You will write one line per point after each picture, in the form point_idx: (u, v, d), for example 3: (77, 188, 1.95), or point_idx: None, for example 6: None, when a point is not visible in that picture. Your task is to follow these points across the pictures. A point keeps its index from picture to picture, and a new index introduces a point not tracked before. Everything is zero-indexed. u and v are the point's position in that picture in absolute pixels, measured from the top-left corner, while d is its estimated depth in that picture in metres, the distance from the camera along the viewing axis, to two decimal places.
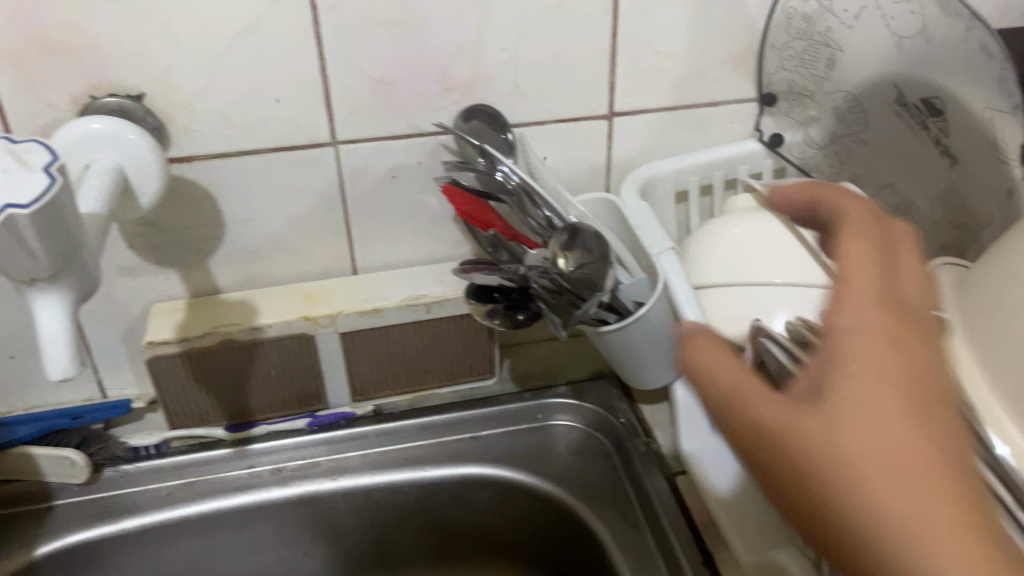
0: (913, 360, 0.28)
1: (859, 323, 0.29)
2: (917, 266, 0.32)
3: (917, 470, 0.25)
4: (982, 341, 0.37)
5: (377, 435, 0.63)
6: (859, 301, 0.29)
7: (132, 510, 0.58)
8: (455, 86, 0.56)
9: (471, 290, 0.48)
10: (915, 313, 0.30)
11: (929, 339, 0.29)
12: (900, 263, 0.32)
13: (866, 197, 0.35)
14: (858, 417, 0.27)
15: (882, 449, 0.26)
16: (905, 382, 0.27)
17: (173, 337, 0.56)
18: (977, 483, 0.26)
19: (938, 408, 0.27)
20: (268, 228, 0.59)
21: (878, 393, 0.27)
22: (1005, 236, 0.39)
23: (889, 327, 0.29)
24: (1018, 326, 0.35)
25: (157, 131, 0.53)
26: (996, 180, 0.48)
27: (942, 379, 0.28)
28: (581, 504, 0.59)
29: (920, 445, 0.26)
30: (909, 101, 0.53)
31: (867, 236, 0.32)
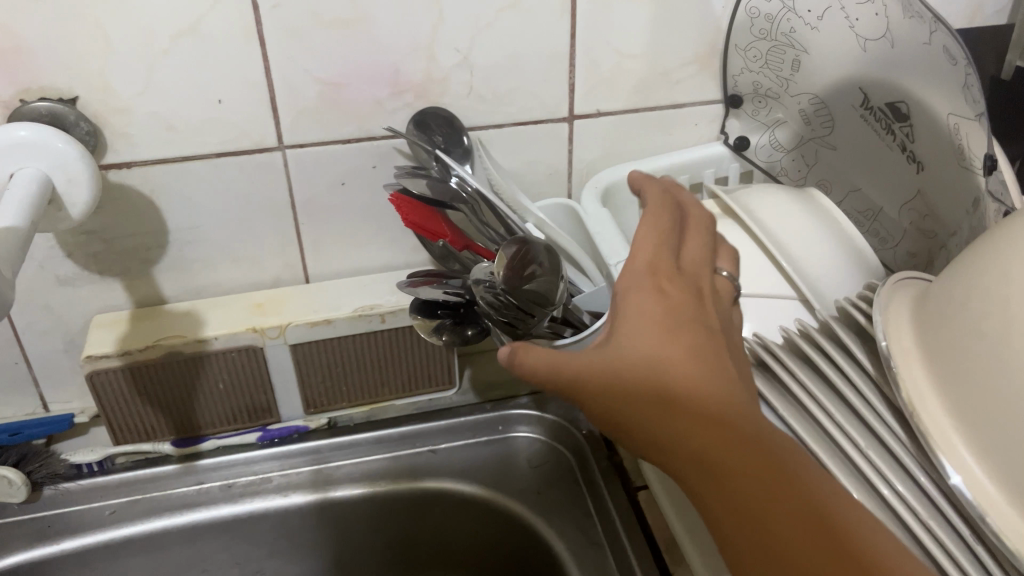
0: (676, 308, 0.36)
1: (645, 287, 0.37)
2: (699, 245, 0.41)
3: (666, 376, 0.34)
4: (943, 363, 0.35)
5: (331, 449, 0.61)
6: (633, 270, 0.38)
7: (74, 530, 0.56)
8: (407, 88, 0.53)
9: (415, 305, 0.47)
10: (693, 277, 0.38)
11: (693, 296, 0.38)
12: (683, 243, 0.40)
13: (675, 199, 0.43)
14: (628, 349, 0.34)
15: (639, 367, 0.34)
16: (663, 322, 0.35)
17: (113, 351, 0.54)
18: (710, 381, 0.34)
19: (692, 339, 0.35)
20: (215, 236, 0.57)
21: (641, 331, 0.35)
22: (969, 251, 0.37)
23: (654, 284, 0.37)
24: (978, 348, 0.34)
25: (91, 136, 0.50)
26: (963, 189, 0.47)
27: (699, 323, 0.36)
28: (539, 520, 0.57)
29: (669, 362, 0.34)
30: (875, 104, 0.51)
31: (656, 220, 0.40)
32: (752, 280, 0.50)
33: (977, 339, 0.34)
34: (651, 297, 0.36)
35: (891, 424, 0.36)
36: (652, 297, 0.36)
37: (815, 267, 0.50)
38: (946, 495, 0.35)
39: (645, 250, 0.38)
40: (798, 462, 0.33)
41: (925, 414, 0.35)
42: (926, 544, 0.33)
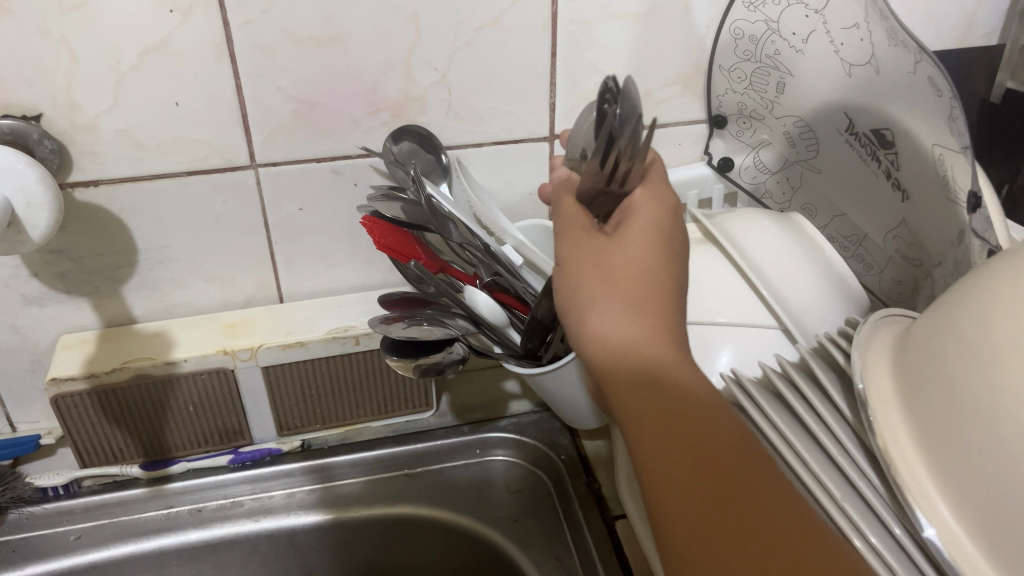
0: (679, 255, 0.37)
1: (658, 201, 0.39)
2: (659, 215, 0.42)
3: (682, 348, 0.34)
4: (922, 410, 0.34)
5: (304, 474, 0.60)
6: (660, 198, 0.39)
7: (39, 556, 0.55)
8: (384, 107, 0.52)
9: (389, 346, 0.48)
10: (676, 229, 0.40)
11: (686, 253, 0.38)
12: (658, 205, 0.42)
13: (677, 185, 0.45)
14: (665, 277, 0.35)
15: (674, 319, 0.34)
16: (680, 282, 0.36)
17: (79, 374, 0.52)
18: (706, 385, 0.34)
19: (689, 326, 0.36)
20: (186, 255, 0.55)
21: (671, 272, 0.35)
22: (952, 291, 0.36)
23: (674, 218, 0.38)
24: (954, 396, 0.33)
25: (56, 154, 0.48)
26: (947, 222, 0.45)
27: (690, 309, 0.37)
28: (516, 548, 0.56)
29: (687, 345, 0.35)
30: (860, 131, 0.50)
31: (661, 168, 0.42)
32: (731, 306, 0.49)
33: (957, 386, 0.33)
34: (669, 226, 0.38)
35: (866, 472, 0.36)
36: (671, 222, 0.38)
37: (796, 296, 0.49)
38: (920, 548, 0.34)
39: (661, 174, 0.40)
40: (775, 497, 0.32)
41: (901, 466, 0.34)
42: None
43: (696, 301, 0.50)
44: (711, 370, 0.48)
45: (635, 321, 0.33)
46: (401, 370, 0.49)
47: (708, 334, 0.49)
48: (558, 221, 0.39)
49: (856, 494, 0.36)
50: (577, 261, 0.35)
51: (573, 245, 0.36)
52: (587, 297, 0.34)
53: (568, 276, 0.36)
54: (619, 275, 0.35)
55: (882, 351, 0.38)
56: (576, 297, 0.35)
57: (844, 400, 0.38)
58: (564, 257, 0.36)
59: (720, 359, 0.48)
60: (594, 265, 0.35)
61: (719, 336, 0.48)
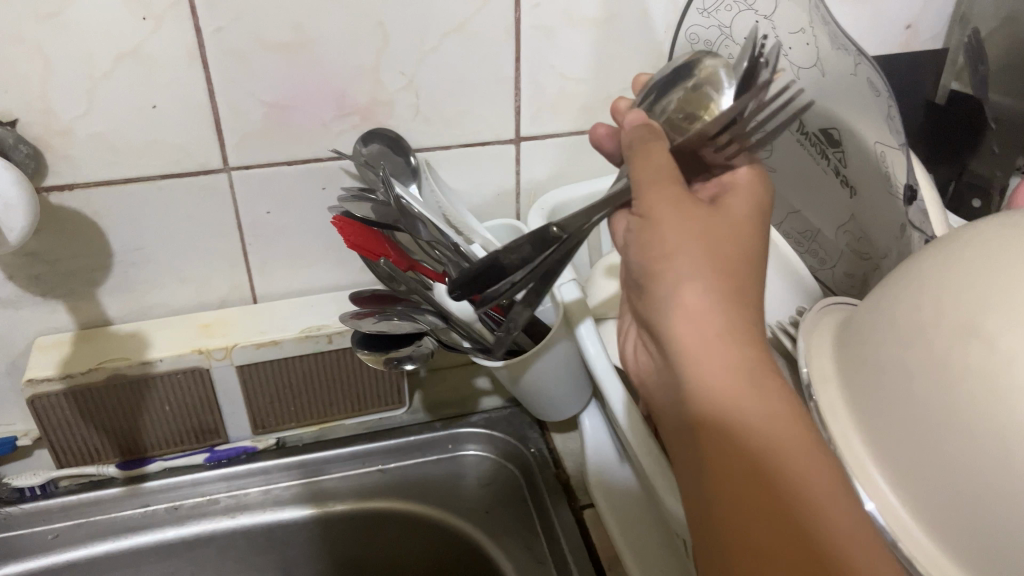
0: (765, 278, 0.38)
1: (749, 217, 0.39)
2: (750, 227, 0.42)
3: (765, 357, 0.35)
4: (858, 390, 0.37)
5: (278, 471, 0.61)
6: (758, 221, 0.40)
7: (17, 555, 0.55)
8: (353, 111, 0.54)
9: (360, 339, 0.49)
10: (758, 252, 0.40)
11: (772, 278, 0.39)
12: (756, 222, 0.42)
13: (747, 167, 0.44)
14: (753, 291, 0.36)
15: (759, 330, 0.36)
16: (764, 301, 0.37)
17: (55, 375, 0.53)
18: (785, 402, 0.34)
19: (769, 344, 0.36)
20: (161, 258, 0.57)
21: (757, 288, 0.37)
22: (887, 279, 0.38)
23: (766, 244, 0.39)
24: (887, 377, 0.35)
25: (31, 159, 0.49)
26: (890, 215, 0.48)
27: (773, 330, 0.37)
28: (487, 539, 0.58)
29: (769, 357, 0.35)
30: (809, 131, 0.51)
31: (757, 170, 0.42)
32: None
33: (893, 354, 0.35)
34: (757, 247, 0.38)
35: None
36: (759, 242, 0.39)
37: None
38: None
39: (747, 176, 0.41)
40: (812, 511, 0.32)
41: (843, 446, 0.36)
42: None
43: None
44: None
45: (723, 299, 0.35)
46: (372, 363, 0.51)
47: None
48: (643, 166, 0.38)
49: None
50: (671, 225, 0.36)
51: (668, 209, 0.36)
52: (680, 264, 0.36)
53: (659, 237, 0.36)
54: (715, 254, 0.36)
55: (824, 337, 0.41)
56: (665, 260, 0.36)
57: None
58: (658, 213, 0.37)
59: None
60: (689, 234, 0.36)
61: None
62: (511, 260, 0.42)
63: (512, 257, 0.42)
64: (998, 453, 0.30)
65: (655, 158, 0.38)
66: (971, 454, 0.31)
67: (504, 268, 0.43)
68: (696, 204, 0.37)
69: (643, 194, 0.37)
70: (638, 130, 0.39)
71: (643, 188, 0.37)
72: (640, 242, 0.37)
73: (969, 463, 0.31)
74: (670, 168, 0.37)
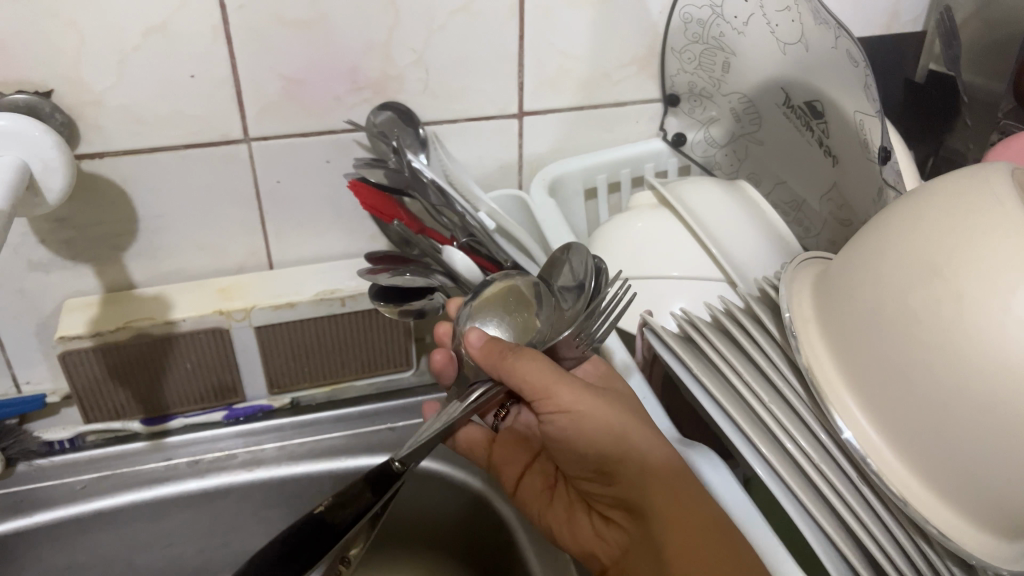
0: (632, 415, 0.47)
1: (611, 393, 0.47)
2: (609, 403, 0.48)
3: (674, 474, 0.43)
4: (835, 328, 0.40)
5: (293, 427, 0.65)
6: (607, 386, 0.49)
7: (46, 504, 0.58)
8: (366, 85, 0.57)
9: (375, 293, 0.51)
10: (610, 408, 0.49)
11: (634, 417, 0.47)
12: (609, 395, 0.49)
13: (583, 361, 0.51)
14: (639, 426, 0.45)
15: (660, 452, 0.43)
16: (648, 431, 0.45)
17: (85, 332, 0.56)
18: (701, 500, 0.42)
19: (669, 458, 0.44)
20: (181, 224, 0.60)
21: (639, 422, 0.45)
22: (864, 231, 0.42)
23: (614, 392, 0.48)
24: (866, 313, 0.39)
25: (66, 127, 0.52)
26: (869, 179, 0.51)
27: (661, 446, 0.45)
28: (500, 500, 0.60)
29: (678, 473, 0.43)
30: (795, 103, 0.56)
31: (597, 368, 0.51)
32: (683, 261, 0.54)
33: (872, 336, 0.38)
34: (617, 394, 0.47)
35: (792, 381, 0.41)
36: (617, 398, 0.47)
37: (741, 250, 0.54)
38: (840, 448, 0.40)
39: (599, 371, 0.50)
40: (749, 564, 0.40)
41: (822, 378, 0.40)
42: (818, 485, 0.38)
43: (652, 259, 0.55)
44: (662, 315, 0.53)
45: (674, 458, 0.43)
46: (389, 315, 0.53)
47: (664, 285, 0.54)
48: (521, 382, 0.42)
49: (786, 402, 0.41)
50: (603, 411, 0.43)
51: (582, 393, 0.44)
52: (635, 442, 0.43)
53: (603, 425, 0.43)
54: (645, 424, 0.44)
55: (806, 281, 0.44)
56: (618, 444, 0.43)
57: (772, 322, 0.44)
58: (583, 406, 0.43)
59: (675, 307, 0.53)
60: (621, 417, 0.44)
61: (674, 286, 0.54)
62: (346, 514, 0.44)
63: (355, 508, 0.45)
64: (975, 393, 0.34)
65: (535, 366, 0.42)
66: (947, 393, 0.35)
67: (333, 523, 0.44)
68: (596, 389, 0.45)
69: (557, 394, 0.43)
70: (501, 344, 0.43)
71: (552, 387, 0.43)
72: (583, 433, 0.44)
73: (946, 401, 0.35)
74: (553, 365, 0.43)
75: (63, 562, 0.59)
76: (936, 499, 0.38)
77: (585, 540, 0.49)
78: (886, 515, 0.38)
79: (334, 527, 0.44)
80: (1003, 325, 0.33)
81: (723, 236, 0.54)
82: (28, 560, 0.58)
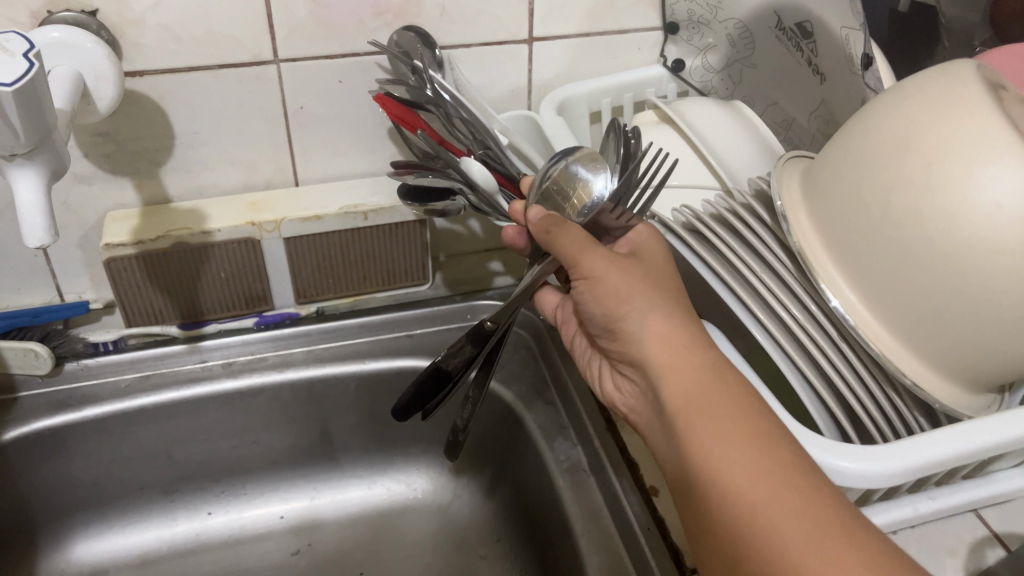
0: (691, 334, 0.44)
1: (668, 303, 0.46)
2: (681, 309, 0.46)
3: (722, 402, 0.40)
4: (834, 205, 0.45)
5: (320, 333, 0.70)
6: (677, 300, 0.46)
7: (93, 400, 0.63)
8: (388, 10, 0.61)
9: (404, 193, 0.58)
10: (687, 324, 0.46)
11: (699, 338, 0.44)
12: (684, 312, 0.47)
13: (664, 251, 0.50)
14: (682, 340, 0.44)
15: (704, 372, 0.42)
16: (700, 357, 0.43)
17: (129, 241, 0.60)
18: (757, 429, 0.39)
19: (731, 386, 0.41)
20: (215, 141, 0.64)
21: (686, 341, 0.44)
22: (845, 127, 0.46)
23: (682, 308, 0.46)
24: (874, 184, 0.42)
25: (110, 45, 0.56)
26: (853, 92, 0.56)
27: (729, 376, 0.42)
28: (513, 397, 0.65)
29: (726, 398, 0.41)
30: (786, 25, 0.61)
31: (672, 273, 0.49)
32: (682, 171, 0.60)
33: (876, 196, 0.42)
34: (676, 307, 0.45)
35: (783, 260, 0.47)
36: (678, 311, 0.45)
37: (736, 159, 0.59)
38: (826, 316, 0.45)
39: (649, 242, 0.49)
40: (767, 511, 0.36)
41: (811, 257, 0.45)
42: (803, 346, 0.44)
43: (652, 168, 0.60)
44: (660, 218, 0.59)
45: (677, 323, 0.44)
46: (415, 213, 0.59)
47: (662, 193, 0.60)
48: (559, 241, 0.46)
49: (777, 278, 0.46)
50: (617, 279, 0.45)
51: (610, 269, 0.45)
52: (643, 322, 0.44)
53: (615, 297, 0.45)
54: (658, 293, 0.45)
55: (793, 174, 0.49)
56: (625, 310, 0.45)
57: (764, 210, 0.49)
58: (605, 277, 0.45)
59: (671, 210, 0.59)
60: (635, 283, 0.45)
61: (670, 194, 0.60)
62: (456, 361, 0.54)
63: (462, 356, 0.54)
64: (970, 268, 0.39)
65: (570, 236, 0.46)
66: (923, 257, 0.40)
67: (447, 369, 0.54)
68: (621, 259, 0.46)
69: (580, 260, 0.45)
70: (548, 217, 0.47)
71: (579, 256, 0.45)
72: (596, 299, 0.46)
73: (919, 264, 0.41)
74: (589, 238, 0.46)
75: (110, 454, 0.65)
76: (903, 350, 0.43)
77: (610, 395, 0.54)
78: (860, 364, 0.44)
79: (448, 373, 0.54)
80: (977, 202, 0.38)
81: (720, 146, 0.59)
82: (79, 451, 0.63)
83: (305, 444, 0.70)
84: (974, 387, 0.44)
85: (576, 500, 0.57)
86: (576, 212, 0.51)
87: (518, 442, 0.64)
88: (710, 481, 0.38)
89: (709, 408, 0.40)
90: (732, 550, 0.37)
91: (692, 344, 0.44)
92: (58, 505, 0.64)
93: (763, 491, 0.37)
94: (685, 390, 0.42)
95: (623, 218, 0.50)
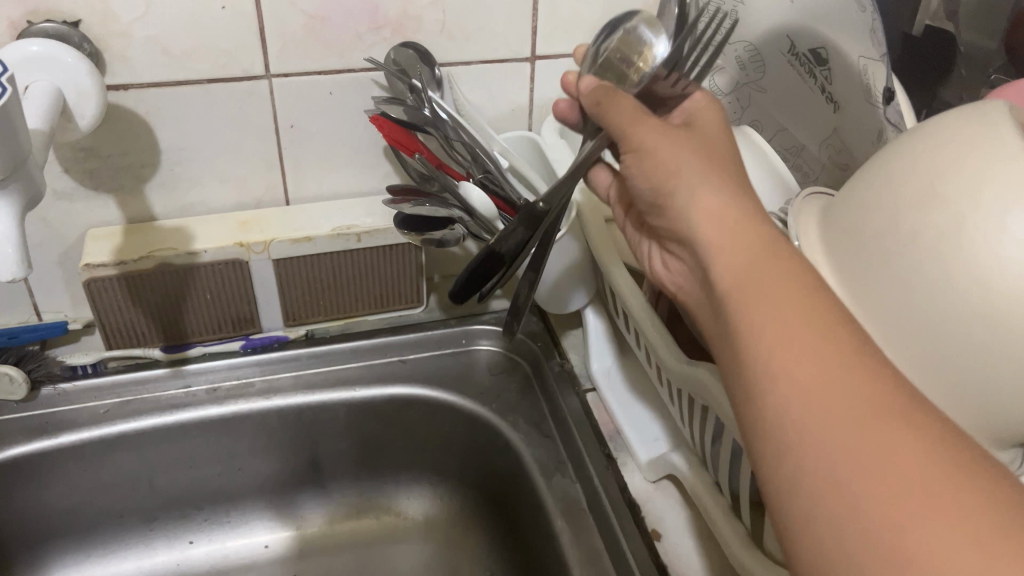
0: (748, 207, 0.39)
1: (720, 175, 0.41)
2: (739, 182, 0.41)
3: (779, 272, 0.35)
4: (858, 241, 0.42)
5: (308, 357, 0.67)
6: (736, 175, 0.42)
7: (70, 426, 0.61)
8: (385, 24, 0.58)
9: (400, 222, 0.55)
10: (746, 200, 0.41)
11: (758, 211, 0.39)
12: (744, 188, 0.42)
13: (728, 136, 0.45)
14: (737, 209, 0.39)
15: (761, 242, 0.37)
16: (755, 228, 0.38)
17: (110, 260, 0.58)
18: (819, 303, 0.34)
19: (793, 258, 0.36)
20: (203, 157, 0.61)
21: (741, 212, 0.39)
22: (867, 167, 0.44)
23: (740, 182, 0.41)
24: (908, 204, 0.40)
25: (93, 58, 0.53)
26: (869, 123, 0.54)
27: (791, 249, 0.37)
28: (506, 424, 0.63)
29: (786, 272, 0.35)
30: (800, 51, 0.58)
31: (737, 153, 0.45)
32: None
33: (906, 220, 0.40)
34: (733, 180, 0.41)
35: None
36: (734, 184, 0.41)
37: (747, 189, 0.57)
38: None
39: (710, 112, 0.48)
40: (817, 383, 0.31)
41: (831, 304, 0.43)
42: None
43: None
44: None
45: (731, 197, 0.39)
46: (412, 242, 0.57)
47: None
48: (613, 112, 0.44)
49: None
50: (666, 148, 0.41)
51: (658, 140, 0.42)
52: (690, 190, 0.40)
53: (661, 165, 0.41)
54: (715, 169, 0.41)
55: (811, 213, 0.47)
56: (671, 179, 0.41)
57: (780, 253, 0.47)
58: (652, 145, 0.42)
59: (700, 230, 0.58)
60: (687, 156, 0.41)
61: None
62: (511, 241, 0.50)
63: (516, 237, 0.50)
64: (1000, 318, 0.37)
65: (621, 108, 0.43)
66: (951, 314, 0.38)
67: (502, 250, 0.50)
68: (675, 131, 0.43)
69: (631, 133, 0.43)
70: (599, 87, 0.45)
71: (629, 126, 0.43)
72: (643, 170, 0.42)
73: (945, 320, 0.38)
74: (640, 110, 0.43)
75: (88, 481, 0.62)
76: None
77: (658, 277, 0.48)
78: None
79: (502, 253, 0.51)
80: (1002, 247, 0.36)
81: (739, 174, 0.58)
82: (55, 479, 0.60)
83: (292, 473, 0.68)
84: (999, 444, 0.42)
85: (575, 542, 0.54)
86: (638, 76, 0.49)
87: (513, 475, 0.62)
88: (758, 349, 0.33)
89: (764, 273, 0.35)
90: (769, 426, 0.32)
91: (748, 213, 0.39)
92: (33, 535, 0.61)
93: (816, 362, 0.32)
94: (734, 259, 0.37)
95: (679, 85, 0.48)
